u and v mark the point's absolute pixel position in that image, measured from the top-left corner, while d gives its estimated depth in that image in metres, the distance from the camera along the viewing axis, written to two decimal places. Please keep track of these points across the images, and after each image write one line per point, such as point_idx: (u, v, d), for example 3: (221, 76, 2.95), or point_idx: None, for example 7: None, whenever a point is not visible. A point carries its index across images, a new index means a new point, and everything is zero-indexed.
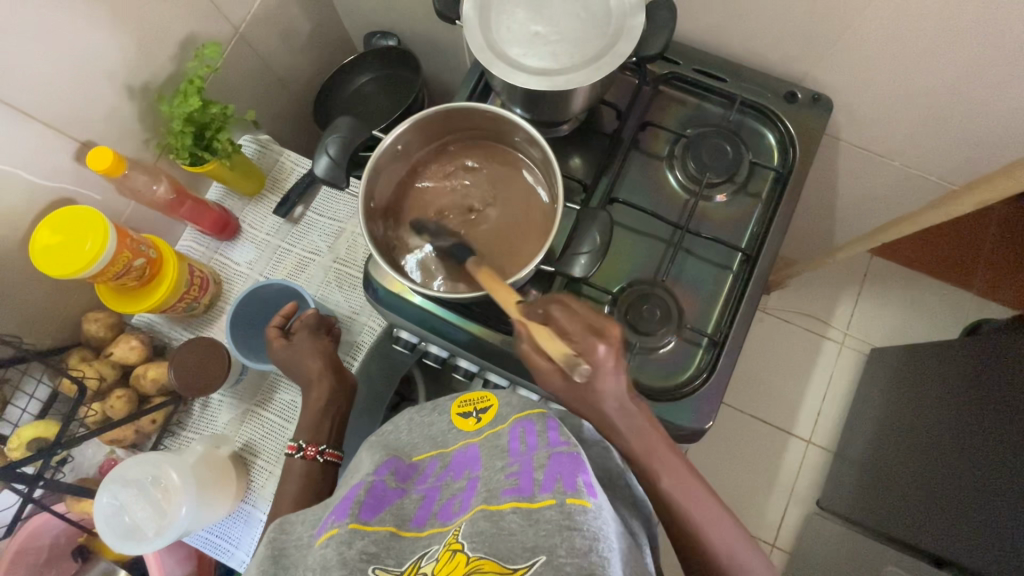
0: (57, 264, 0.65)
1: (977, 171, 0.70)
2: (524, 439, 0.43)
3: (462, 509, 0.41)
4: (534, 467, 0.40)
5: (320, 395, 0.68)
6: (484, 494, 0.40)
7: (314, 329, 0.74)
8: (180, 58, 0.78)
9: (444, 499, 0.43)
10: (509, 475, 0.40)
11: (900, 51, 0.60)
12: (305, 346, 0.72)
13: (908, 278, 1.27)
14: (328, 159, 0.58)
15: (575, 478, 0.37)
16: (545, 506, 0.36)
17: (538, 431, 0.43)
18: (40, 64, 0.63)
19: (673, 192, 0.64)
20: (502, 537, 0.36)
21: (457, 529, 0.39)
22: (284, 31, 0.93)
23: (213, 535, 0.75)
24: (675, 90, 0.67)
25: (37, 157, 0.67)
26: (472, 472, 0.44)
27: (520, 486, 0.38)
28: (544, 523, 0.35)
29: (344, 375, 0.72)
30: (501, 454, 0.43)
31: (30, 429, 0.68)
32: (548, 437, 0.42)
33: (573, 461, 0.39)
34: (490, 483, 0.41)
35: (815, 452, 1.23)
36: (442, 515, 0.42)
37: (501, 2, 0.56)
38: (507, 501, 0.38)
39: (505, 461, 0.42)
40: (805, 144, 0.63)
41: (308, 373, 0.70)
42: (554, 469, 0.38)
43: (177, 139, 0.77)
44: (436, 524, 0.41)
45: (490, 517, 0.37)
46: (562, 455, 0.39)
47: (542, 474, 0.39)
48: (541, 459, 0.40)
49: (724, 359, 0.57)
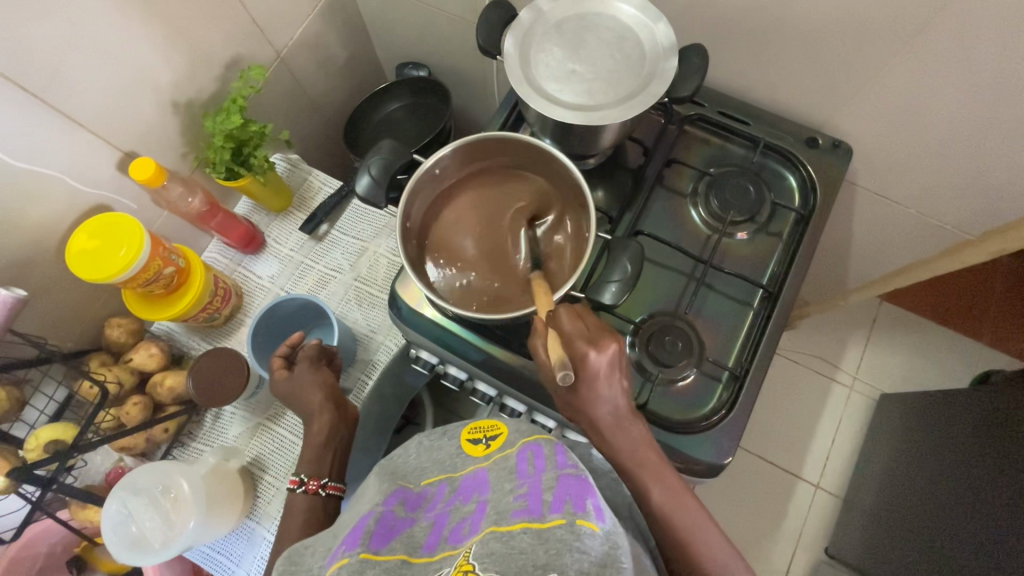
0: (91, 267, 0.66)
1: (990, 223, 0.72)
2: (531, 462, 0.42)
3: (473, 531, 0.38)
4: (543, 489, 0.38)
5: (321, 428, 0.65)
6: (493, 516, 0.38)
7: (316, 361, 0.71)
8: (224, 78, 0.82)
9: (455, 522, 0.41)
10: (518, 497, 0.38)
11: (919, 102, 0.63)
12: (306, 378, 0.70)
13: (919, 324, 1.28)
14: (369, 179, 0.60)
15: (585, 500, 0.36)
16: (555, 524, 0.34)
17: (546, 455, 0.42)
18: (97, 76, 0.66)
19: (694, 228, 0.66)
20: (512, 556, 0.34)
21: (467, 551, 0.36)
22: (321, 57, 0.97)
23: (213, 551, 0.74)
24: (700, 131, 0.70)
25: (81, 163, 0.69)
26: (482, 495, 0.41)
27: (529, 506, 0.37)
28: (554, 540, 0.33)
29: (345, 407, 0.69)
30: (510, 476, 0.41)
31: (49, 430, 0.68)
32: (556, 461, 0.40)
33: (581, 485, 0.37)
34: (499, 505, 0.39)
35: (824, 497, 1.21)
36: (452, 538, 0.39)
37: (540, 41, 0.59)
38: (517, 521, 0.36)
39: (513, 483, 0.40)
40: (826, 188, 0.65)
41: (308, 406, 0.67)
42: (564, 490, 0.37)
43: (215, 154, 0.79)
44: (447, 548, 0.38)
45: (501, 537, 0.35)
46: (571, 478, 0.38)
47: (551, 495, 0.37)
48: (549, 481, 0.38)
49: (744, 396, 0.57)
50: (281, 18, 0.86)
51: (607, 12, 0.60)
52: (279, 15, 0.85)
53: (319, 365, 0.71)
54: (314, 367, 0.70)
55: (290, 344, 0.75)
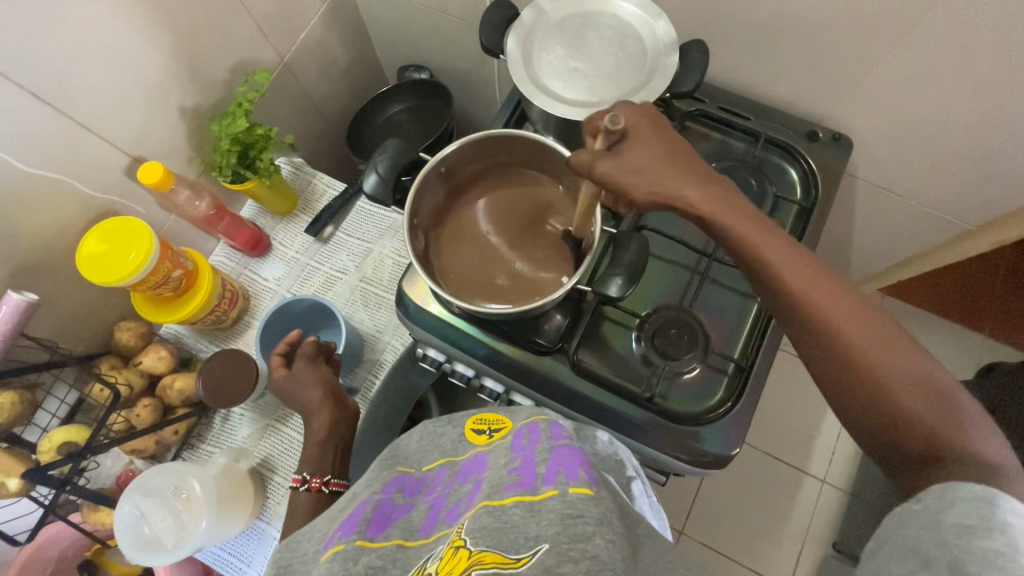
0: (100, 271, 0.67)
1: (990, 213, 0.73)
2: (528, 437, 0.44)
3: (468, 508, 0.39)
4: (537, 462, 0.40)
5: (323, 422, 0.65)
6: (487, 491, 0.39)
7: (313, 357, 0.70)
8: (230, 83, 0.83)
9: (452, 503, 0.42)
10: (512, 471, 0.40)
11: (917, 95, 0.64)
12: (304, 376, 0.69)
13: (921, 318, 1.28)
14: (377, 178, 0.61)
15: (577, 469, 0.38)
16: (548, 496, 0.36)
17: (541, 431, 0.44)
18: (106, 82, 0.67)
19: (698, 222, 0.66)
20: (504, 530, 0.34)
21: (459, 528, 0.37)
22: (323, 61, 0.99)
23: (223, 552, 0.74)
24: (700, 126, 0.70)
25: (90, 168, 0.70)
26: (478, 475, 0.43)
27: (523, 480, 0.38)
28: (546, 510, 0.34)
29: (347, 402, 0.68)
30: (505, 454, 0.43)
31: (62, 433, 0.69)
32: (550, 435, 0.44)
33: (573, 455, 0.40)
34: (494, 481, 0.40)
35: (831, 492, 1.21)
36: (450, 517, 0.40)
37: (542, 40, 0.60)
38: (510, 495, 0.37)
39: (508, 460, 0.42)
40: (826, 181, 0.66)
41: (307, 404, 0.67)
42: (556, 462, 0.39)
43: (222, 157, 0.80)
44: (443, 528, 0.39)
45: (493, 511, 0.36)
46: (563, 449, 0.41)
47: (544, 468, 0.39)
48: (542, 454, 0.41)
49: (750, 386, 0.58)
50: (285, 23, 0.87)
51: (608, 11, 0.61)
52: (283, 20, 0.86)
53: (317, 363, 0.70)
54: (312, 365, 0.70)
55: (289, 341, 0.74)
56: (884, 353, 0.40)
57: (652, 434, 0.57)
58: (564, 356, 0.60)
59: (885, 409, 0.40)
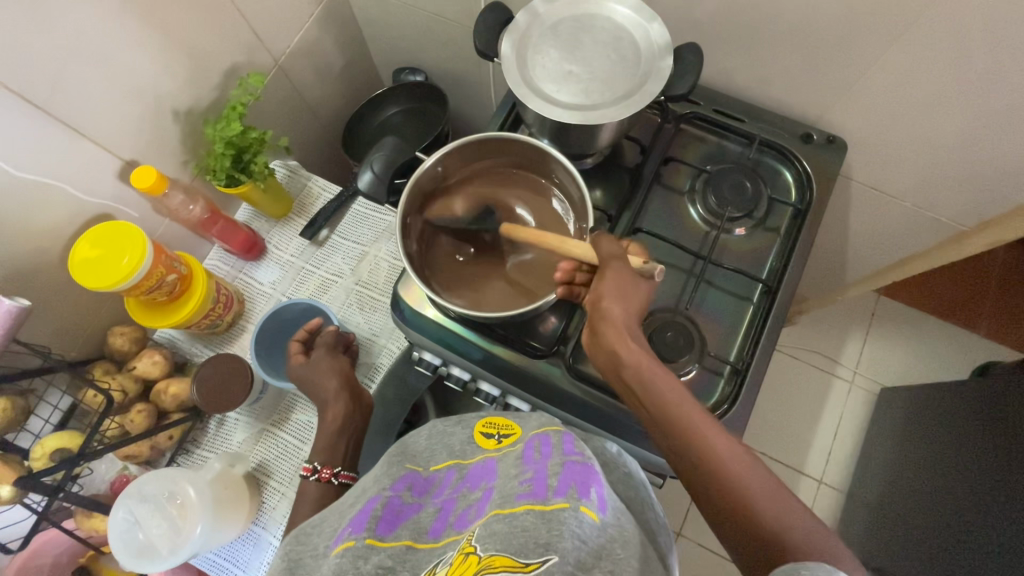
0: (94, 275, 0.67)
1: (984, 215, 0.73)
2: (538, 448, 0.43)
3: (479, 516, 0.39)
4: (548, 475, 0.39)
5: (336, 415, 0.67)
6: (498, 500, 0.39)
7: (332, 347, 0.75)
8: (224, 86, 0.83)
9: (461, 509, 0.41)
10: (523, 481, 0.39)
11: (910, 97, 0.64)
12: (323, 364, 0.73)
13: (916, 318, 1.28)
14: (372, 176, 0.63)
15: (589, 489, 0.37)
16: (559, 508, 0.35)
17: (553, 443, 0.44)
18: (99, 86, 0.67)
19: (693, 225, 0.66)
20: (514, 535, 0.34)
21: (469, 535, 0.37)
22: (318, 64, 0.98)
23: (219, 558, 0.74)
24: (695, 129, 0.70)
25: (83, 173, 0.70)
26: (489, 483, 0.42)
27: (534, 490, 0.37)
28: (557, 523, 0.34)
29: (359, 395, 0.71)
30: (516, 462, 0.43)
31: (55, 439, 0.68)
32: (562, 449, 0.43)
33: (585, 473, 0.39)
34: (505, 489, 0.39)
35: (827, 492, 1.21)
36: (459, 524, 0.40)
37: (537, 43, 0.60)
38: (521, 503, 0.36)
39: (519, 469, 0.41)
40: (821, 183, 0.66)
41: (324, 393, 0.69)
42: (568, 476, 0.38)
43: (216, 161, 0.80)
44: (453, 533, 0.39)
45: (503, 519, 0.36)
46: (575, 465, 0.40)
47: (556, 481, 0.38)
48: (555, 467, 0.40)
49: (746, 389, 0.58)
50: (279, 27, 0.87)
51: (602, 14, 0.61)
52: (277, 23, 0.86)
53: (336, 353, 0.75)
54: (332, 354, 0.74)
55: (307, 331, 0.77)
56: (759, 487, 0.39)
57: (650, 438, 0.57)
58: (560, 360, 0.59)
59: (780, 549, 0.37)
